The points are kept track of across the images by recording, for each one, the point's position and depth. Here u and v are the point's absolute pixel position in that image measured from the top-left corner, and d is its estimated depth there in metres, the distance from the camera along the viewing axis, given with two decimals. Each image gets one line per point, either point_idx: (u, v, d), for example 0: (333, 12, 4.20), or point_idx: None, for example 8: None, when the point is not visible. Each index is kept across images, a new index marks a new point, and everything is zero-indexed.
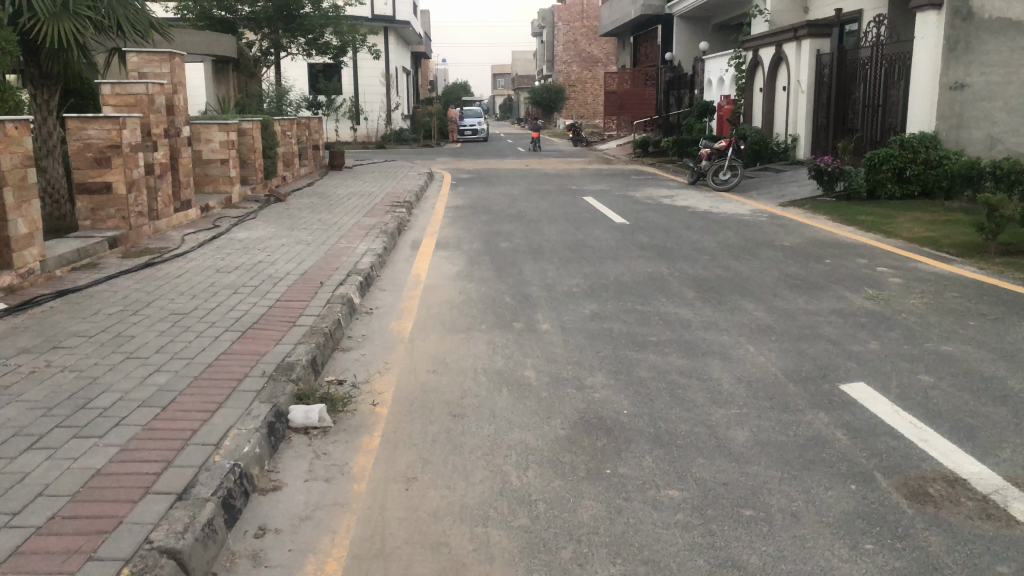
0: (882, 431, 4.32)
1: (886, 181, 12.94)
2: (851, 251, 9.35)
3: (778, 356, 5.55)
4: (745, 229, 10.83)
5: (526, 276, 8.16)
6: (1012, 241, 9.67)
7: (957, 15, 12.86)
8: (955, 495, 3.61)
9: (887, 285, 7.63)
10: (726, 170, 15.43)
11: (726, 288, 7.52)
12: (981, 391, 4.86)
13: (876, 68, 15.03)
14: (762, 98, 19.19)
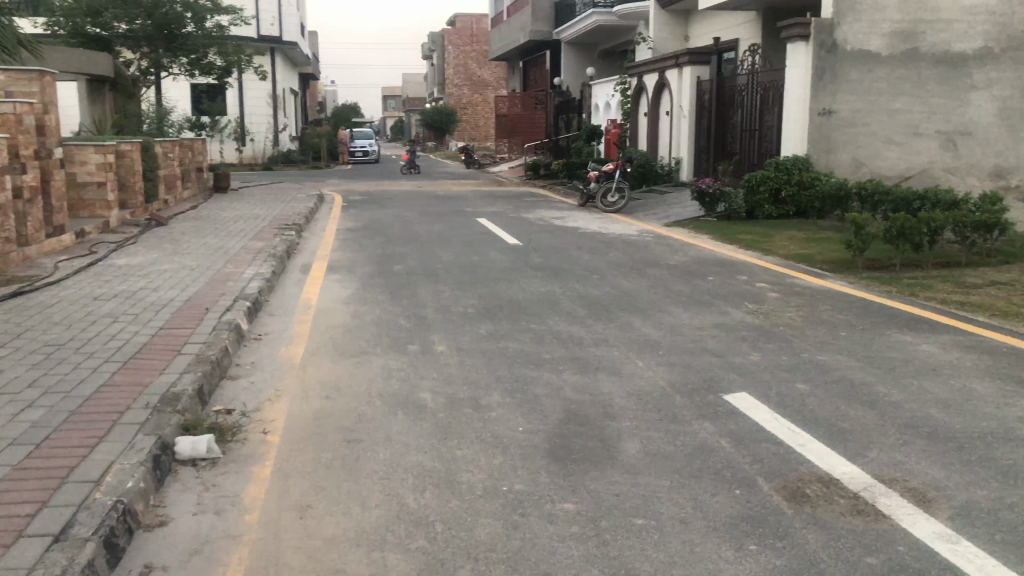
0: (763, 437, 4.53)
1: (763, 202, 13.61)
2: (732, 268, 9.77)
3: (666, 370, 5.75)
4: (633, 249, 11.17)
5: (420, 298, 8.15)
6: (878, 257, 10.34)
7: (823, 46, 13.73)
8: (830, 494, 3.83)
9: (765, 300, 8.02)
10: (613, 193, 15.86)
11: (616, 306, 7.73)
12: (851, 396, 5.18)
13: (752, 94, 15.82)
14: (647, 123, 19.88)
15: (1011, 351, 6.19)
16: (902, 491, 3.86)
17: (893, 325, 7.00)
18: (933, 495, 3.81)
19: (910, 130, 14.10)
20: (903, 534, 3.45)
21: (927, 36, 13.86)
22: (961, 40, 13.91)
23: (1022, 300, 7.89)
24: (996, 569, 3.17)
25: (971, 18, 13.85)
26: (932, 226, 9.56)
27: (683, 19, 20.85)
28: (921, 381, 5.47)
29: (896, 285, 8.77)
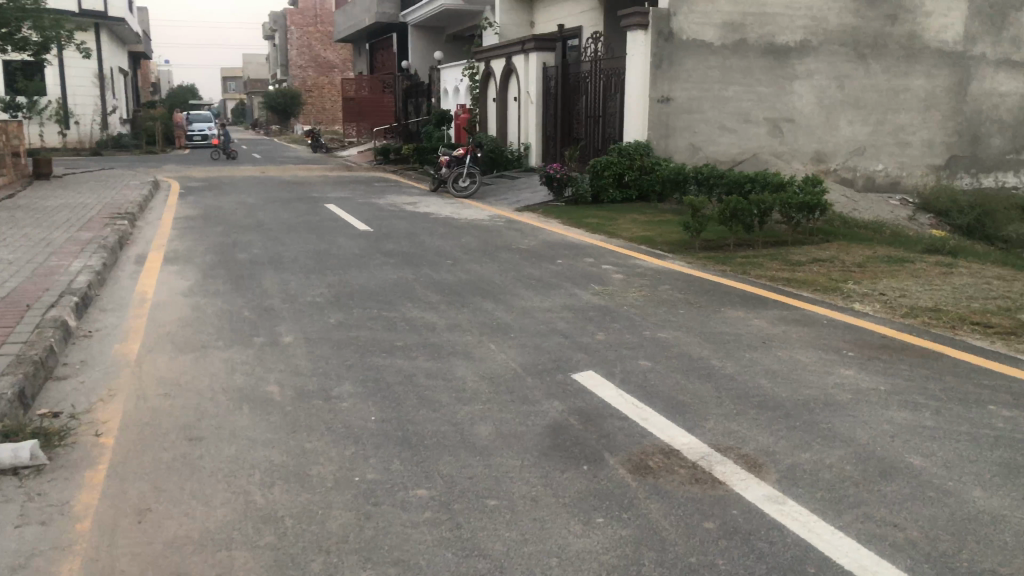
0: (608, 413, 4.71)
1: (608, 187, 14.04)
2: (579, 251, 10.05)
3: (517, 352, 5.84)
4: (484, 233, 11.25)
5: (266, 288, 7.88)
6: (714, 237, 10.94)
7: (661, 35, 14.19)
8: (670, 465, 4.04)
9: (610, 281, 8.30)
10: (465, 177, 15.96)
11: (468, 290, 7.79)
12: (690, 371, 5.46)
13: (596, 81, 16.24)
14: (496, 108, 20.07)
15: (831, 323, 6.73)
16: (736, 457, 4.12)
17: (728, 303, 7.43)
18: (763, 460, 4.09)
19: (741, 117, 14.95)
20: (737, 499, 3.69)
21: (754, 28, 14.68)
22: (784, 32, 14.85)
23: (840, 275, 8.59)
24: (817, 525, 3.45)
25: (792, 12, 14.80)
26: (761, 208, 10.22)
27: (527, 5, 21.10)
28: (751, 354, 5.85)
29: (730, 264, 9.32)
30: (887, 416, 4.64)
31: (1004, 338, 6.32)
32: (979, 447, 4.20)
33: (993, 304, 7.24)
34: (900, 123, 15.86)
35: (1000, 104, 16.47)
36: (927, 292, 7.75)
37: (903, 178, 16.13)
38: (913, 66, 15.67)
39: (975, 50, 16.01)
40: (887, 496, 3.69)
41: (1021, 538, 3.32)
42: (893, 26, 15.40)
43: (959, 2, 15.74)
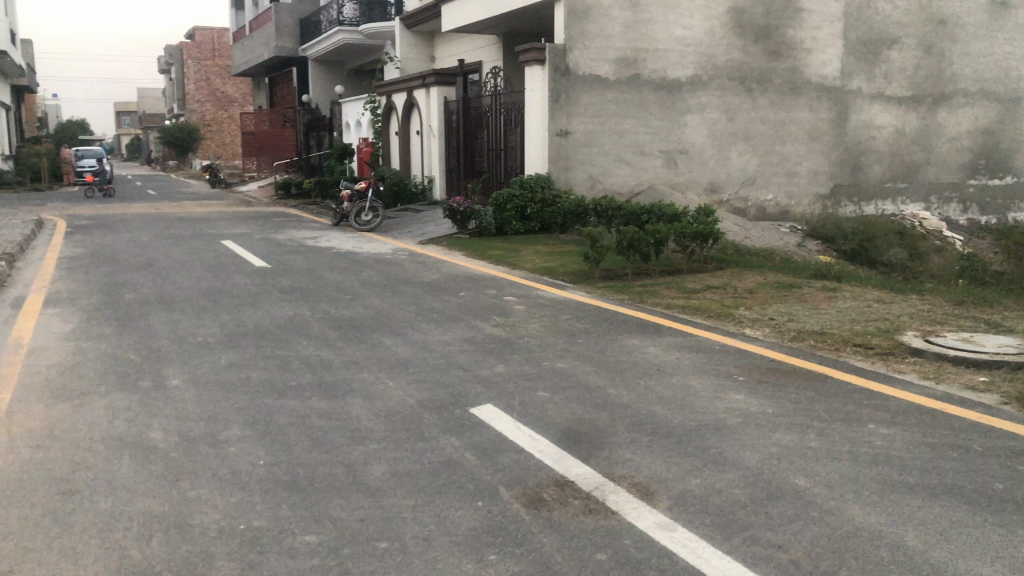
0: (505, 447, 4.69)
1: (511, 220, 14.17)
2: (481, 283, 10.08)
3: (415, 388, 5.76)
4: (386, 267, 11.15)
5: (154, 329, 7.57)
6: (613, 267, 11.15)
7: (558, 70, 14.48)
8: (564, 496, 4.04)
9: (510, 312, 8.33)
10: (367, 211, 15.77)
11: (366, 326, 7.67)
12: (587, 401, 5.50)
13: (496, 115, 16.42)
14: (398, 142, 20.05)
15: (723, 348, 6.92)
16: (629, 486, 4.16)
17: (625, 331, 7.57)
18: (655, 487, 4.14)
19: (638, 150, 15.34)
20: (628, 528, 3.71)
21: (647, 63, 15.14)
22: (675, 68, 15.38)
23: (732, 301, 8.87)
24: (706, 550, 3.51)
25: (682, 49, 15.35)
26: (657, 237, 10.50)
27: (427, 40, 21.26)
28: (647, 381, 5.95)
29: (628, 293, 9.50)
30: (775, 438, 4.78)
31: (883, 358, 6.62)
32: (858, 465, 4.36)
33: (872, 326, 7.61)
34: (787, 154, 16.62)
35: (876, 135, 17.48)
36: (813, 316, 8.07)
37: (792, 206, 16.86)
38: (797, 100, 16.48)
39: (852, 84, 16.98)
40: (773, 518, 3.77)
41: (896, 552, 3.44)
42: (776, 63, 16.17)
43: (836, 40, 16.68)
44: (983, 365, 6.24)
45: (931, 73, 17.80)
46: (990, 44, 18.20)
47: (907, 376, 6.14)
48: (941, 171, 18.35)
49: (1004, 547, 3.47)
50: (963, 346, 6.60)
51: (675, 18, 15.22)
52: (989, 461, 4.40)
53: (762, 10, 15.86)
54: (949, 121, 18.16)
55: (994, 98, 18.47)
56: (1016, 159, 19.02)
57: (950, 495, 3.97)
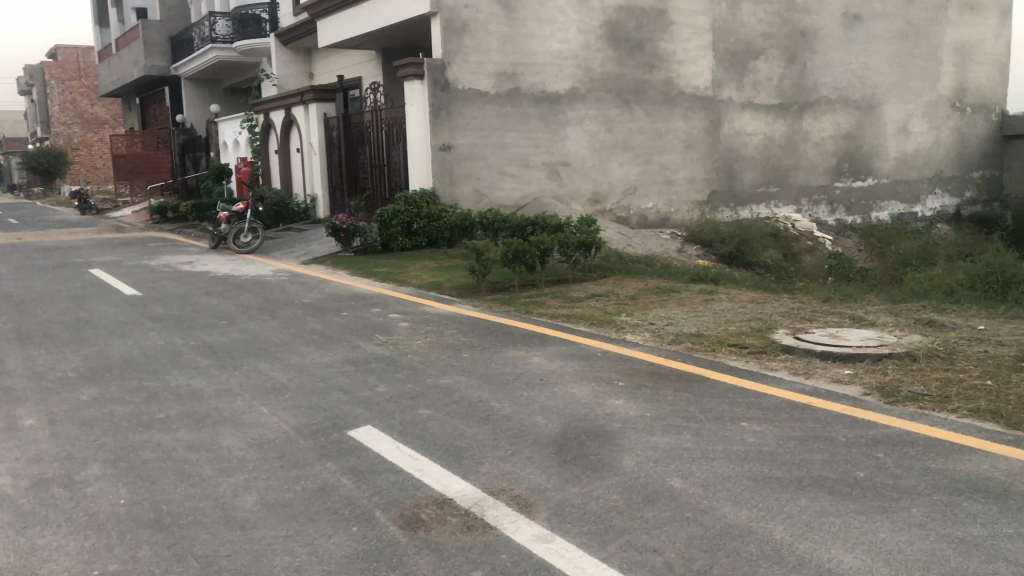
0: (383, 469, 4.57)
1: (396, 235, 14.03)
2: (365, 301, 9.88)
3: (290, 414, 5.54)
4: (266, 289, 10.80)
5: (7, 367, 7.04)
6: (500, 279, 11.16)
7: (437, 85, 14.43)
8: (442, 515, 3.96)
9: (395, 330, 8.19)
10: (246, 232, 15.26)
11: (243, 351, 7.38)
12: (469, 416, 5.43)
13: (378, 131, 16.22)
14: (278, 160, 19.55)
15: (605, 355, 7.01)
16: (508, 500, 4.12)
17: (511, 343, 7.55)
18: (534, 499, 4.11)
19: (521, 163, 15.43)
20: (505, 542, 3.66)
21: (526, 77, 15.28)
22: (554, 81, 15.59)
23: (615, 308, 9.00)
24: (581, 558, 3.50)
25: (559, 62, 15.58)
26: (541, 248, 10.56)
27: (305, 57, 20.87)
28: (529, 392, 5.93)
29: (514, 305, 9.52)
30: (652, 441, 4.84)
31: (756, 357, 6.84)
32: (731, 464, 4.46)
33: (746, 326, 7.86)
34: (665, 163, 17.10)
35: (748, 142, 18.23)
36: (691, 319, 8.29)
37: (672, 214, 17.36)
38: (671, 110, 17.01)
39: (723, 94, 17.67)
40: (648, 522, 3.80)
41: (765, 547, 3.52)
42: (650, 74, 16.63)
43: (705, 52, 17.32)
44: (848, 359, 6.53)
45: (795, 82, 18.74)
46: (846, 55, 19.35)
47: (779, 372, 6.35)
48: (808, 175, 19.34)
49: (864, 533, 3.60)
50: (829, 341, 6.90)
51: (551, 31, 15.44)
52: (851, 450, 4.59)
53: (633, 23, 16.31)
54: (813, 127, 19.19)
55: (852, 105, 19.66)
56: (874, 162, 20.30)
57: (816, 486, 4.11)
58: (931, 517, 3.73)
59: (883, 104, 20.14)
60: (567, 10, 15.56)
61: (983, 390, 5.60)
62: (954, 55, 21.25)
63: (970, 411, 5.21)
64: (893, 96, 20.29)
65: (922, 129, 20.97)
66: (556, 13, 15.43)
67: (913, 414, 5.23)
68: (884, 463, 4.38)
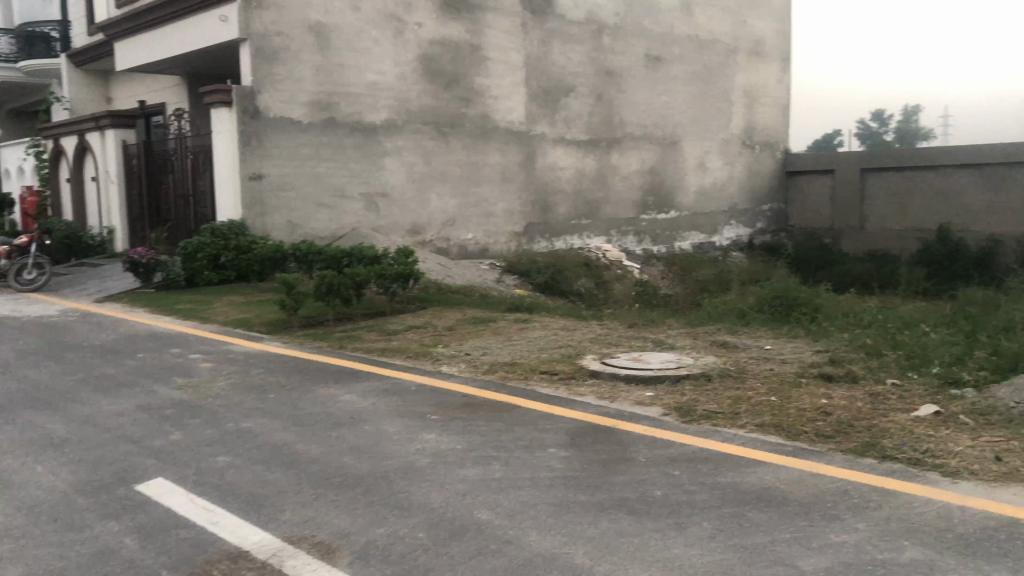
0: (173, 524, 4.22)
1: (203, 269, 13.33)
2: (166, 341, 9.24)
3: (68, 472, 5.03)
4: (51, 331, 9.86)
5: None
6: (313, 313, 10.81)
7: (246, 113, 13.91)
8: (236, 570, 3.70)
9: (196, 372, 7.70)
10: (31, 268, 13.92)
11: (17, 403, 6.65)
12: (272, 460, 5.16)
13: (183, 159, 15.39)
14: (70, 190, 18.08)
15: (418, 388, 6.92)
16: (309, 547, 3.92)
17: (322, 380, 7.30)
18: (337, 544, 3.93)
19: (337, 194, 15.13)
20: None
21: (341, 107, 15.05)
22: (369, 112, 15.45)
23: (431, 340, 8.94)
24: None
25: (375, 93, 15.48)
26: (356, 281, 10.33)
27: (101, 81, 19.54)
28: (338, 432, 5.73)
29: (327, 340, 9.23)
30: (461, 474, 4.80)
31: (566, 383, 6.99)
32: (537, 491, 4.49)
33: (556, 353, 8.04)
34: (482, 195, 17.35)
35: (561, 175, 18.88)
36: (505, 348, 8.38)
37: (491, 245, 17.61)
38: (487, 143, 17.33)
39: (536, 129, 18.24)
40: (453, 558, 3.73)
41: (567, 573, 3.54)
42: (466, 108, 16.89)
43: (518, 88, 17.83)
44: (650, 381, 6.83)
45: (603, 119, 19.67)
46: (649, 94, 20.59)
47: (586, 397, 6.53)
48: (617, 208, 20.30)
49: (660, 551, 3.72)
50: (632, 365, 7.18)
51: (366, 62, 15.32)
52: (650, 470, 4.76)
53: (449, 57, 16.52)
54: (621, 162, 20.21)
55: (655, 141, 20.90)
56: (676, 195, 21.65)
57: (617, 509, 4.21)
58: (719, 530, 3.92)
59: (683, 141, 21.58)
60: (382, 42, 15.52)
61: (767, 406, 6.00)
62: (743, 98, 23.19)
63: (756, 426, 5.57)
64: (692, 133, 21.79)
65: (718, 165, 22.66)
66: (371, 44, 15.33)
67: (706, 431, 5.52)
68: (680, 480, 4.57)
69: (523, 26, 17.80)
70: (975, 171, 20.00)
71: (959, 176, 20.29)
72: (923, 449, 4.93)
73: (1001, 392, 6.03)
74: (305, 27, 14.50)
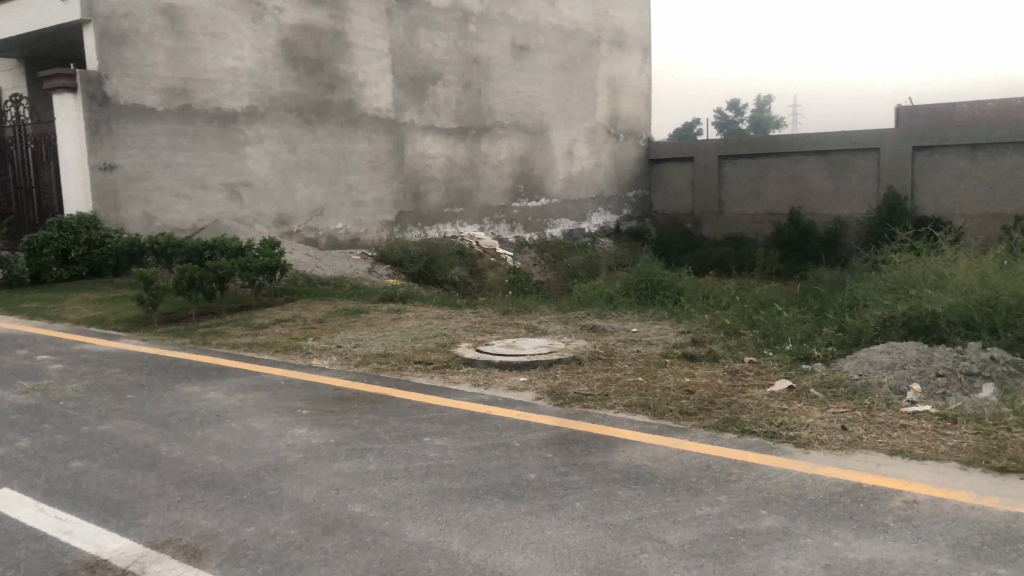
0: (21, 537, 3.95)
1: (50, 265, 13.05)
2: (9, 343, 8.60)
3: None
4: None
5: None
6: (173, 309, 10.32)
7: (93, 99, 13.09)
8: None
9: (44, 374, 7.21)
10: None
11: None
12: (132, 463, 4.90)
13: (22, 148, 14.32)
14: None
15: (288, 383, 6.75)
16: (174, 551, 3.76)
17: (185, 378, 6.99)
18: (204, 546, 3.79)
19: (197, 184, 14.48)
20: None
21: (197, 93, 14.38)
22: (229, 99, 14.84)
23: (301, 333, 8.72)
24: None
25: (234, 79, 14.88)
26: (219, 274, 9.93)
27: None
28: (204, 431, 5.51)
29: (190, 336, 8.85)
30: (334, 467, 4.72)
31: (441, 372, 7.00)
32: (413, 481, 4.48)
33: (429, 343, 8.02)
34: (351, 184, 17.03)
35: (431, 164, 18.79)
36: (378, 339, 8.29)
37: (362, 235, 17.33)
38: (355, 131, 17.01)
39: (404, 117, 18.05)
40: (328, 553, 3.68)
41: (443, 561, 3.55)
42: (331, 95, 16.50)
43: (385, 75, 17.58)
44: (523, 367, 6.93)
45: (471, 107, 19.70)
46: (516, 83, 20.77)
47: (461, 385, 6.56)
48: (488, 196, 20.42)
49: (534, 533, 3.79)
50: (506, 352, 7.27)
51: (224, 47, 14.70)
52: (524, 453, 4.85)
53: (311, 43, 16.08)
54: (490, 150, 20.32)
55: (524, 130, 21.13)
56: (546, 183, 22.00)
57: (491, 494, 4.26)
58: (591, 508, 4.04)
59: (550, 129, 21.92)
60: (240, 26, 14.92)
61: (635, 386, 6.22)
62: (606, 87, 23.78)
63: (625, 406, 5.76)
64: (559, 122, 22.18)
65: (584, 153, 23.18)
66: (228, 28, 14.72)
67: (579, 414, 5.66)
68: (552, 462, 4.67)
69: (387, 13, 17.53)
70: (820, 158, 21.33)
71: (806, 162, 21.58)
72: (777, 422, 5.24)
73: (846, 365, 6.50)
74: (155, 9, 13.74)
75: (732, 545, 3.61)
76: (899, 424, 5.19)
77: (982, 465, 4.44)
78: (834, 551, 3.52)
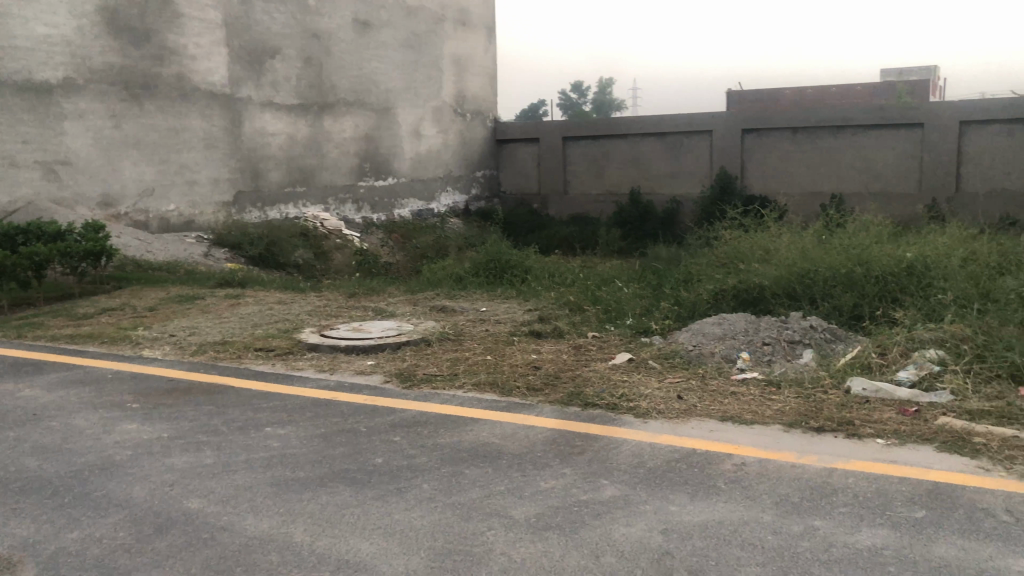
0: None
1: None
2: None
3: None
4: None
5: None
6: None
7: None
8: None
9: None
10: None
11: None
12: None
13: None
14: None
15: (117, 376, 6.31)
16: None
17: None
18: (19, 556, 3.48)
19: (6, 162, 13.27)
20: None
21: (3, 62, 13.14)
22: (41, 69, 13.66)
23: (130, 323, 8.17)
24: None
25: (47, 48, 13.71)
26: (35, 260, 9.15)
27: None
28: (18, 432, 5.05)
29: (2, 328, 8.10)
30: (167, 463, 4.46)
31: (283, 359, 6.76)
32: (254, 473, 4.30)
33: (272, 329, 7.73)
34: (184, 162, 16.11)
35: (270, 142, 18.09)
36: (216, 327, 7.90)
37: (197, 216, 16.46)
38: (187, 107, 16.08)
39: (240, 92, 17.25)
40: (159, 553, 3.47)
41: (285, 553, 3.43)
42: (160, 68, 15.51)
43: (219, 47, 16.70)
44: (370, 351, 6.81)
45: (313, 84, 19.09)
46: (359, 60, 20.29)
47: (304, 371, 6.37)
48: (333, 175, 19.92)
49: (380, 518, 3.73)
50: (353, 335, 7.11)
51: (33, 12, 13.48)
52: (371, 438, 4.76)
53: (136, 11, 15.02)
54: (334, 129, 19.79)
55: (368, 107, 20.72)
56: (392, 162, 21.71)
57: (336, 481, 4.16)
58: (439, 489, 4.03)
59: (396, 107, 21.61)
60: None
61: (483, 365, 6.25)
62: (452, 66, 23.69)
63: (473, 385, 5.78)
64: (405, 100, 21.90)
65: (431, 132, 23.04)
66: None
67: (426, 395, 5.62)
68: (401, 446, 4.61)
69: None
70: (658, 139, 22.20)
71: (645, 143, 22.41)
72: (618, 394, 5.42)
73: (682, 338, 6.81)
74: None
75: (576, 516, 3.70)
76: (729, 392, 5.49)
77: (802, 426, 4.78)
78: (670, 515, 3.68)
